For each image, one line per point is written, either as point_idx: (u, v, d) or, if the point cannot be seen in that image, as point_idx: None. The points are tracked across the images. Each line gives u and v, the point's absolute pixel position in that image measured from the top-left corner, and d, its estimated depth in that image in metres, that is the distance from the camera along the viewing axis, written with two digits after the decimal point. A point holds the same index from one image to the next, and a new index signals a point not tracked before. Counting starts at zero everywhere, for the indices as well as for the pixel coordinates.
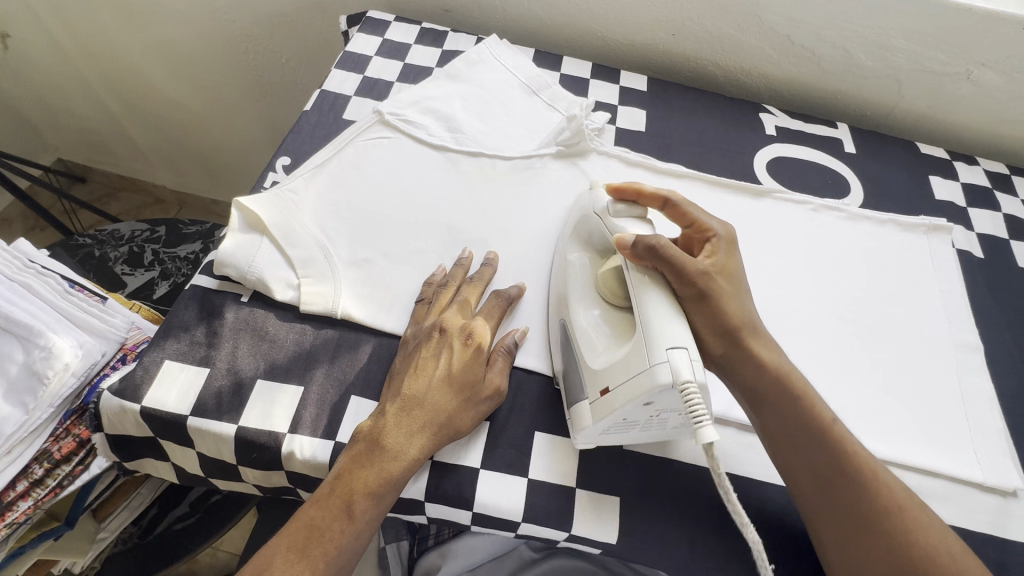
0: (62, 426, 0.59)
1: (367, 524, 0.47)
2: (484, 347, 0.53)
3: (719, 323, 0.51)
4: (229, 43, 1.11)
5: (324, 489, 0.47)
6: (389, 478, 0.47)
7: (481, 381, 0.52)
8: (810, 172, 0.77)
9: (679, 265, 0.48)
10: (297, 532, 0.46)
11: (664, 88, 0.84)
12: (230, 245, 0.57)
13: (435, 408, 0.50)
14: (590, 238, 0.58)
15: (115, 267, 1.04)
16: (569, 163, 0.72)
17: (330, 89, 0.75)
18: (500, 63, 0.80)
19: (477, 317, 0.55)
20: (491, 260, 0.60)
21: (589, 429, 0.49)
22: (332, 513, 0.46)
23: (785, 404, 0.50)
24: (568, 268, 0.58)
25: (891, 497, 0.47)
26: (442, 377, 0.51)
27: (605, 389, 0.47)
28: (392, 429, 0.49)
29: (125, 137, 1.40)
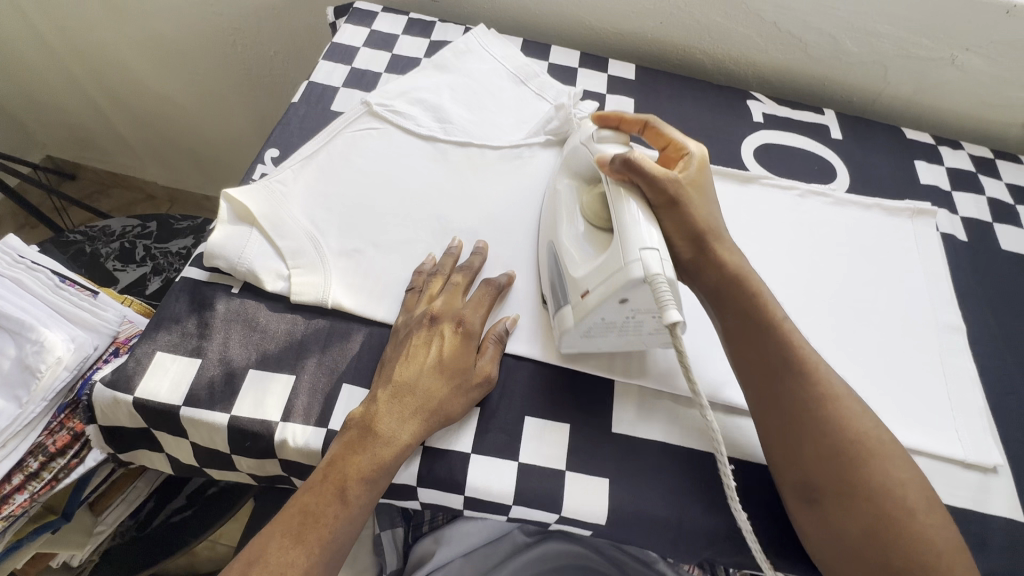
0: (56, 419, 0.59)
1: (359, 510, 0.48)
2: (475, 336, 0.54)
3: (687, 231, 0.55)
4: (216, 36, 1.11)
5: (317, 474, 0.48)
6: (381, 463, 0.48)
7: (471, 368, 0.53)
8: (797, 159, 0.78)
9: (653, 176, 0.52)
10: (292, 517, 0.46)
11: (652, 76, 0.84)
12: (219, 236, 0.57)
13: (427, 395, 0.51)
14: (576, 167, 0.61)
15: (107, 263, 1.04)
16: (557, 152, 0.72)
17: (317, 81, 0.75)
18: (488, 53, 0.80)
19: (468, 307, 0.56)
20: (481, 250, 0.61)
21: (571, 330, 0.52)
22: (325, 498, 0.47)
23: (752, 312, 0.53)
24: (555, 192, 0.61)
25: (852, 426, 0.48)
26: (433, 364, 0.52)
27: (585, 291, 0.49)
28: (384, 414, 0.50)
29: (114, 133, 1.39)
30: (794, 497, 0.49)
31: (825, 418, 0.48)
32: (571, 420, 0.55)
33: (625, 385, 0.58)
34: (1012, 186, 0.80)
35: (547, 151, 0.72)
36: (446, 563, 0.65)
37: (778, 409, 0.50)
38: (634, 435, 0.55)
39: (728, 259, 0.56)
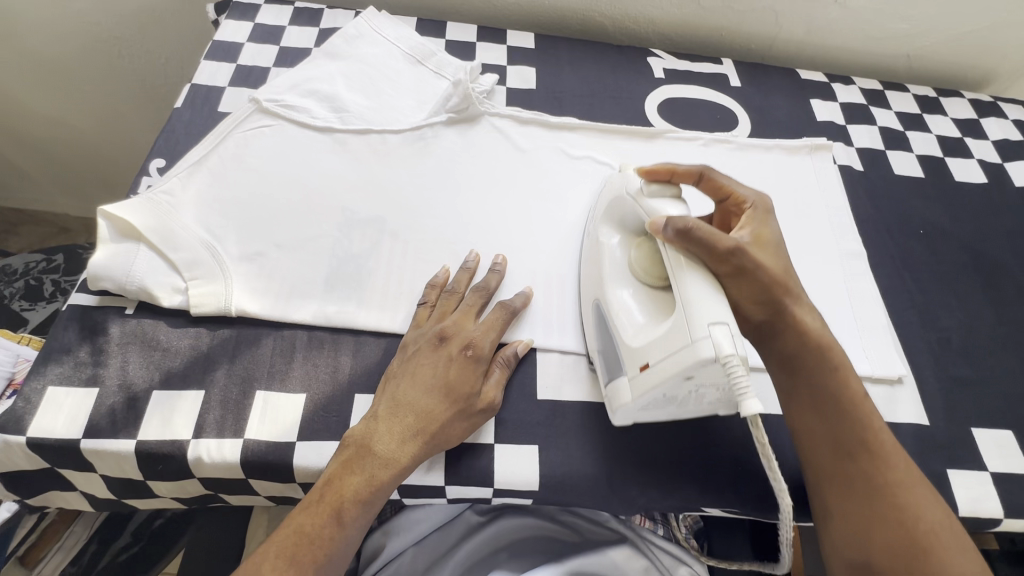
0: None
1: (354, 529, 0.47)
2: (484, 359, 0.53)
3: (756, 292, 0.50)
4: (100, 46, 1.04)
5: (316, 494, 0.47)
6: (378, 484, 0.47)
7: (476, 393, 0.52)
8: (699, 110, 0.79)
9: (712, 242, 0.47)
10: (287, 539, 0.45)
11: (551, 43, 0.84)
12: (102, 257, 0.54)
13: (427, 416, 0.49)
14: (623, 219, 0.57)
15: (12, 304, 0.97)
16: (461, 130, 0.71)
17: (200, 82, 0.71)
18: (380, 36, 0.78)
19: (479, 329, 0.54)
20: (499, 266, 0.60)
21: (627, 405, 0.50)
22: (321, 518, 0.46)
23: (838, 385, 0.52)
24: (605, 245, 0.57)
25: (918, 514, 0.48)
26: (435, 383, 0.51)
27: (646, 365, 0.47)
28: (382, 434, 0.49)
29: (8, 167, 1.29)
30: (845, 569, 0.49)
31: (892, 498, 0.48)
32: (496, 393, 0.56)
33: (546, 353, 0.58)
34: (901, 113, 0.84)
35: (451, 130, 0.71)
36: (397, 556, 0.63)
37: (837, 464, 0.50)
38: (561, 401, 0.56)
39: (800, 317, 0.52)
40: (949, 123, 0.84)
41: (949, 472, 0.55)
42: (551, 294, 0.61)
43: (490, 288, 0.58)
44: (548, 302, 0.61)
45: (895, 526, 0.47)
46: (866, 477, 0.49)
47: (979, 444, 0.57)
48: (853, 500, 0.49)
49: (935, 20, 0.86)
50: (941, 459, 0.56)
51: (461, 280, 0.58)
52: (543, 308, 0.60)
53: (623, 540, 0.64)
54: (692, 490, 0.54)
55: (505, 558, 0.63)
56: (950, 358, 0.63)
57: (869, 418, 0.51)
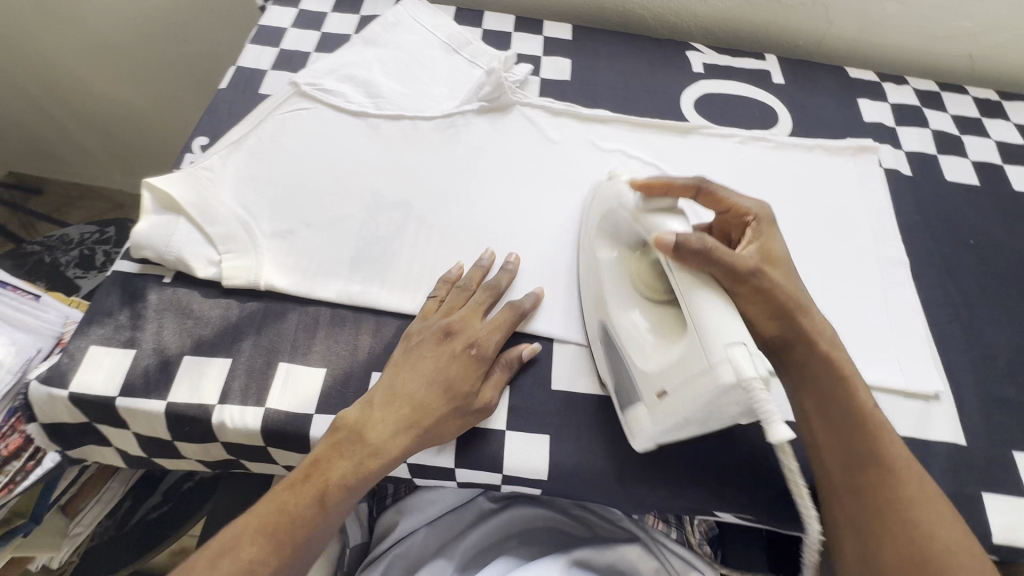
0: (6, 424, 0.58)
1: (333, 515, 0.48)
2: (486, 359, 0.53)
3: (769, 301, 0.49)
4: (156, 31, 1.10)
5: (301, 474, 0.48)
6: (363, 477, 0.48)
7: (473, 392, 0.51)
8: (738, 106, 0.77)
9: (725, 262, 0.46)
10: (267, 513, 0.47)
11: (589, 35, 0.83)
12: (144, 227, 0.57)
13: (420, 410, 0.50)
14: (616, 230, 0.56)
15: (67, 271, 1.04)
16: (492, 119, 0.71)
17: (245, 65, 0.74)
18: (419, 24, 0.79)
19: (486, 328, 0.54)
20: (510, 263, 0.59)
21: (652, 432, 0.49)
22: (306, 496, 0.47)
23: (849, 400, 0.49)
24: (605, 261, 0.55)
25: (936, 535, 0.45)
26: (436, 377, 0.51)
27: (665, 393, 0.45)
28: (376, 421, 0.49)
29: (72, 144, 1.40)
30: None
31: (905, 515, 0.46)
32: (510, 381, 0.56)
33: (563, 345, 0.58)
34: (957, 117, 0.79)
35: (482, 118, 0.71)
36: (410, 533, 0.64)
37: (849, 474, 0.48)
38: (575, 393, 0.56)
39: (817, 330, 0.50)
40: (1012, 128, 0.79)
41: (984, 497, 0.52)
42: (571, 286, 0.61)
43: (495, 286, 0.57)
44: (567, 294, 0.60)
45: (912, 546, 0.45)
46: (878, 492, 0.47)
47: (1020, 469, 0.54)
48: (867, 518, 0.47)
49: (1003, 17, 0.80)
50: (976, 482, 0.53)
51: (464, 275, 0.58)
52: (563, 299, 0.60)
53: (634, 539, 0.63)
54: (705, 491, 0.53)
55: (515, 544, 0.63)
56: (993, 377, 0.59)
57: (883, 437, 0.48)
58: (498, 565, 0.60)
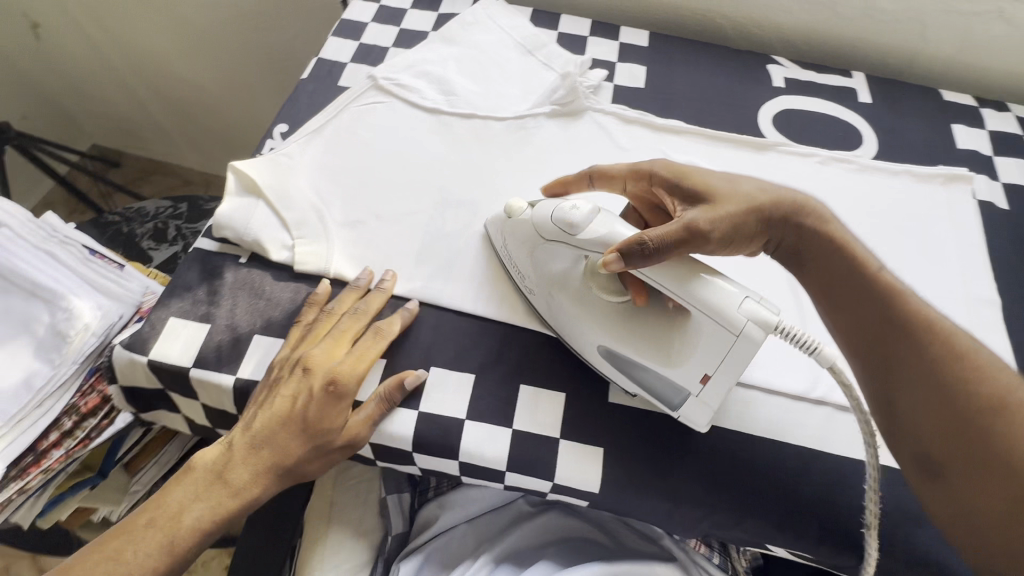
0: (87, 382, 0.66)
1: (187, 554, 0.50)
2: (344, 394, 0.51)
3: (746, 225, 0.49)
4: (239, 19, 1.15)
5: (146, 518, 0.50)
6: (221, 515, 0.50)
7: (338, 429, 0.51)
8: (820, 124, 0.74)
9: (677, 234, 0.47)
10: (106, 560, 0.48)
11: (666, 42, 0.81)
12: (227, 208, 0.59)
13: (280, 451, 0.51)
14: (525, 241, 0.56)
15: (141, 242, 1.10)
16: (563, 123, 0.71)
17: (326, 57, 0.76)
18: (495, 24, 0.79)
19: (348, 359, 0.53)
20: (386, 281, 0.57)
21: (710, 416, 0.50)
22: (152, 542, 0.49)
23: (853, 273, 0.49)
24: (557, 283, 0.55)
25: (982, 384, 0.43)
26: (292, 419, 0.51)
27: (708, 374, 0.47)
28: (235, 463, 0.51)
29: (151, 122, 1.52)
30: (908, 461, 0.46)
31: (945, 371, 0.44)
32: (566, 389, 0.55)
33: None
34: None
35: (553, 121, 0.71)
36: (451, 527, 0.65)
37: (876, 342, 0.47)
38: (631, 408, 0.54)
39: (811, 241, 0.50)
40: None
41: None
42: None
43: (351, 309, 0.56)
44: None
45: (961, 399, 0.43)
46: (907, 351, 0.45)
47: None
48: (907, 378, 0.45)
49: None
50: None
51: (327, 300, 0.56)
52: None
53: (672, 560, 0.61)
54: (759, 523, 0.51)
55: (553, 551, 0.62)
56: None
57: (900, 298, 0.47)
58: (540, 567, 0.60)
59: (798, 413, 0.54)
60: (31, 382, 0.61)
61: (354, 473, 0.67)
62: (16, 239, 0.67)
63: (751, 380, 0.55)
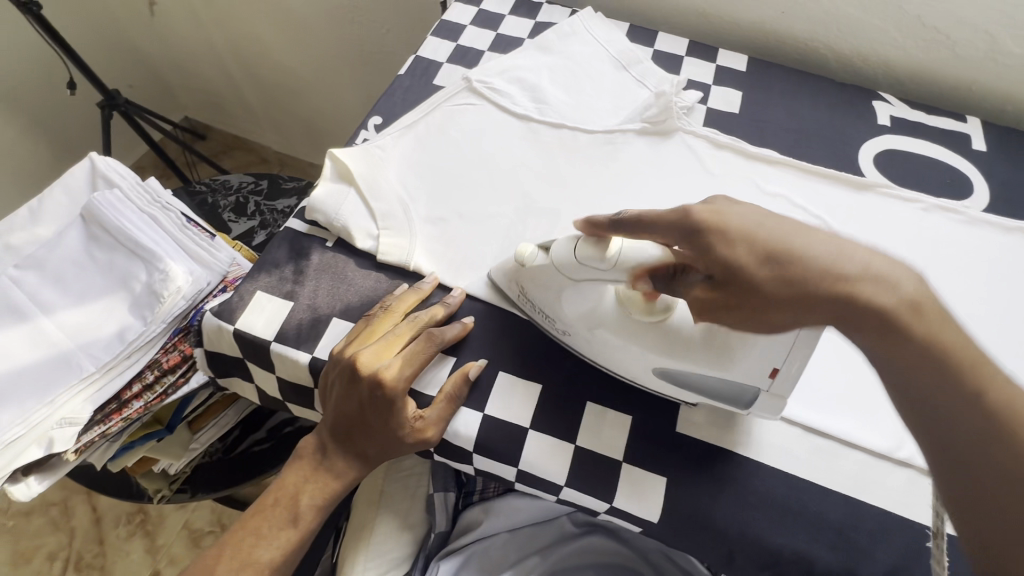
0: (172, 341, 0.69)
1: (308, 530, 0.54)
2: (395, 397, 0.51)
3: (767, 312, 0.40)
4: (337, 12, 1.19)
5: (269, 501, 0.55)
6: (328, 495, 0.54)
7: (408, 426, 0.51)
8: (925, 169, 0.70)
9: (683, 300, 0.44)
10: (242, 539, 0.53)
11: (765, 68, 0.79)
12: (321, 192, 0.62)
13: (367, 441, 0.53)
14: (538, 276, 0.53)
15: (223, 214, 1.16)
16: (652, 141, 0.70)
17: (424, 55, 0.78)
18: (592, 36, 0.79)
19: (396, 360, 0.52)
20: (454, 298, 0.57)
21: (784, 406, 0.47)
22: (278, 520, 0.54)
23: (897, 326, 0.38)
24: (595, 320, 0.51)
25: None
26: (363, 416, 0.52)
27: (773, 371, 0.44)
28: (333, 452, 0.54)
29: (240, 100, 1.61)
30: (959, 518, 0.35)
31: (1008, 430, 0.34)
32: (633, 412, 0.54)
33: None
34: None
35: (641, 139, 0.70)
36: (492, 534, 0.66)
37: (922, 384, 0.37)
38: (699, 441, 0.52)
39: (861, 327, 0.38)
40: None
41: None
42: None
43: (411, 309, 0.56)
44: None
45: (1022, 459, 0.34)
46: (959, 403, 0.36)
47: None
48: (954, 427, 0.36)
49: None
50: None
51: (386, 303, 0.56)
52: None
53: None
54: None
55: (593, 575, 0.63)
56: None
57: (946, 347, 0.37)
58: None
59: (879, 472, 0.51)
60: (125, 334, 0.65)
61: (405, 466, 0.66)
62: (126, 201, 0.72)
63: (830, 431, 0.52)
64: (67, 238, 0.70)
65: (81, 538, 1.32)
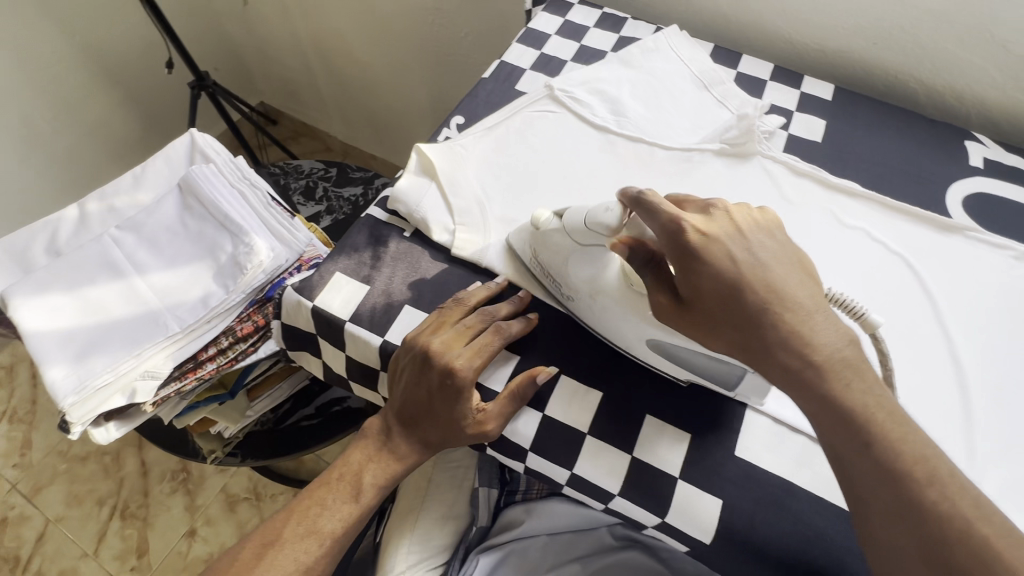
0: (247, 311, 0.74)
1: (368, 507, 0.57)
2: (464, 386, 0.53)
3: (724, 333, 0.45)
4: (419, 13, 1.24)
5: (334, 475, 0.58)
6: (390, 474, 0.57)
7: (473, 416, 0.53)
8: (1018, 216, 0.67)
9: (656, 291, 0.48)
10: (307, 508, 0.56)
11: (851, 98, 0.77)
12: (404, 184, 0.65)
13: (431, 428, 0.56)
14: (547, 239, 0.56)
15: (293, 197, 1.22)
16: (729, 162, 0.69)
17: (508, 61, 0.80)
18: (675, 53, 0.79)
19: (464, 351, 0.54)
20: (521, 299, 0.59)
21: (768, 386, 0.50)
22: (342, 494, 0.56)
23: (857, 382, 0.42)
24: (597, 288, 0.53)
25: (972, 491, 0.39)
26: (431, 402, 0.54)
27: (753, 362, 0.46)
28: (398, 435, 0.57)
29: (315, 90, 1.68)
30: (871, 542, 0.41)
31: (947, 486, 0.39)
32: (693, 431, 0.53)
33: (757, 415, 0.54)
34: None
35: (718, 160, 0.70)
36: (531, 535, 0.67)
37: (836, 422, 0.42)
38: (759, 468, 0.52)
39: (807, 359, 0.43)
40: None
41: None
42: None
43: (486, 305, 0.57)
44: None
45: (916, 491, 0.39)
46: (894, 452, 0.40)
47: None
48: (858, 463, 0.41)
49: None
50: None
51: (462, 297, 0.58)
52: None
53: None
54: None
55: None
56: None
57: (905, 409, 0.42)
58: None
59: None
60: (208, 300, 0.69)
61: (455, 458, 0.69)
62: (219, 176, 0.77)
63: None
64: (165, 205, 0.75)
65: (129, 488, 1.39)
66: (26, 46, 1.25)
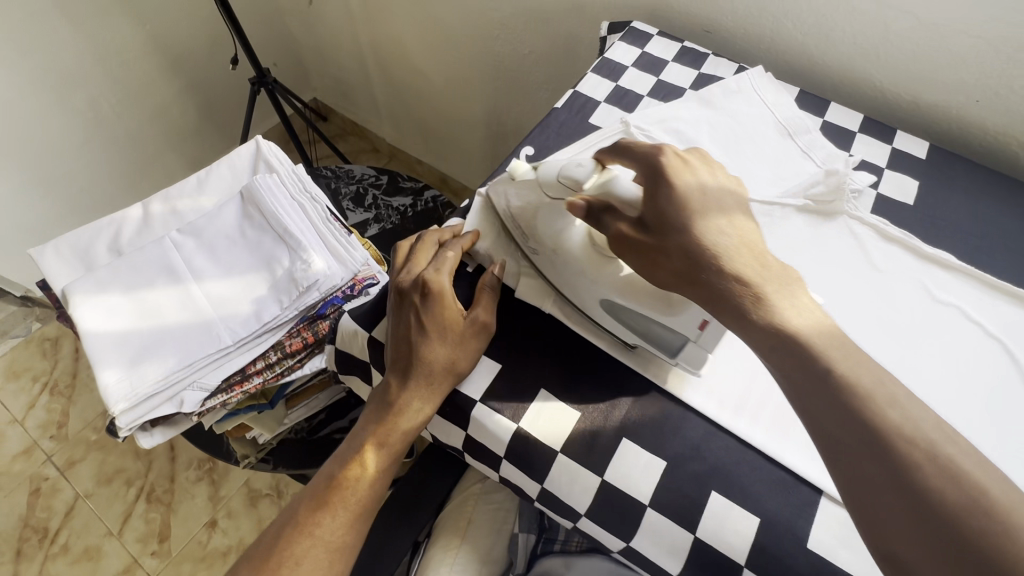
0: (297, 327, 0.73)
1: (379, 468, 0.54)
2: (438, 292, 0.55)
3: (672, 263, 0.47)
4: (484, 27, 1.22)
5: (341, 449, 0.56)
6: (395, 425, 0.54)
7: (461, 321, 0.55)
8: None
9: (623, 230, 0.51)
10: (319, 486, 0.54)
11: (948, 158, 0.72)
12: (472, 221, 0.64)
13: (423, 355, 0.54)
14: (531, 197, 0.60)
15: (342, 202, 1.21)
16: (812, 220, 0.65)
17: (583, 91, 0.78)
18: (759, 96, 0.75)
19: (433, 271, 0.57)
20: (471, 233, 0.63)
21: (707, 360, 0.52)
22: (347, 458, 0.55)
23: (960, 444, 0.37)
24: (561, 243, 0.58)
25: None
26: (416, 327, 0.54)
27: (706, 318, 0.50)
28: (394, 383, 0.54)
29: (369, 91, 1.68)
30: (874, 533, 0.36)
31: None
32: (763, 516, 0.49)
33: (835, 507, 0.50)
34: None
35: (800, 216, 0.66)
36: None
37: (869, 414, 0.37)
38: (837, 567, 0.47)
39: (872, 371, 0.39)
40: None
41: None
42: None
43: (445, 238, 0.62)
44: None
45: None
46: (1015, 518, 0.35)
47: None
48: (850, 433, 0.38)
49: None
50: None
51: (410, 242, 0.64)
52: None
53: None
54: None
55: None
56: None
57: None
58: None
59: None
60: (262, 315, 0.69)
61: (495, 500, 0.69)
62: (281, 187, 0.76)
63: None
64: (226, 212, 0.75)
65: (157, 471, 1.42)
66: (99, 32, 1.28)
